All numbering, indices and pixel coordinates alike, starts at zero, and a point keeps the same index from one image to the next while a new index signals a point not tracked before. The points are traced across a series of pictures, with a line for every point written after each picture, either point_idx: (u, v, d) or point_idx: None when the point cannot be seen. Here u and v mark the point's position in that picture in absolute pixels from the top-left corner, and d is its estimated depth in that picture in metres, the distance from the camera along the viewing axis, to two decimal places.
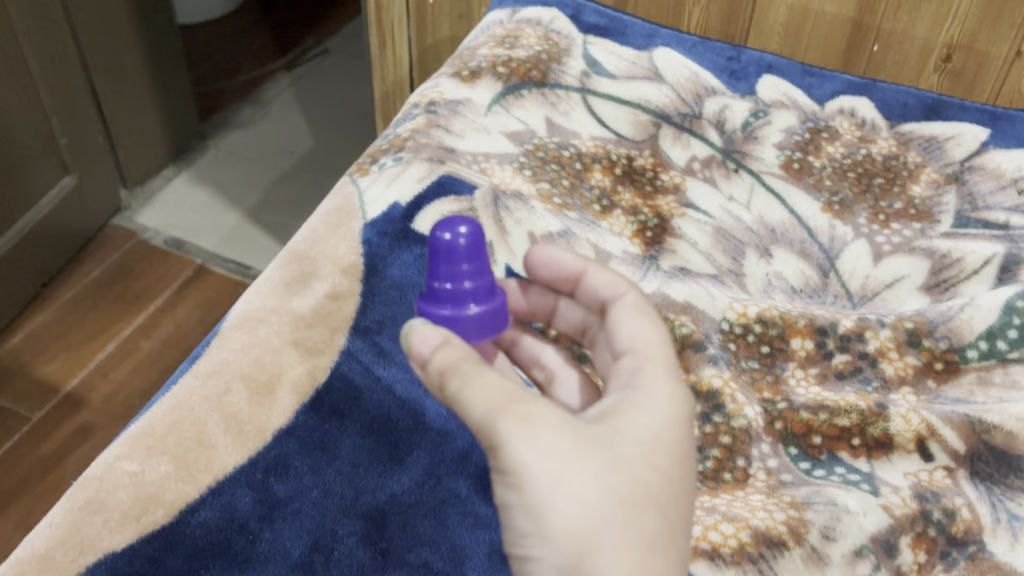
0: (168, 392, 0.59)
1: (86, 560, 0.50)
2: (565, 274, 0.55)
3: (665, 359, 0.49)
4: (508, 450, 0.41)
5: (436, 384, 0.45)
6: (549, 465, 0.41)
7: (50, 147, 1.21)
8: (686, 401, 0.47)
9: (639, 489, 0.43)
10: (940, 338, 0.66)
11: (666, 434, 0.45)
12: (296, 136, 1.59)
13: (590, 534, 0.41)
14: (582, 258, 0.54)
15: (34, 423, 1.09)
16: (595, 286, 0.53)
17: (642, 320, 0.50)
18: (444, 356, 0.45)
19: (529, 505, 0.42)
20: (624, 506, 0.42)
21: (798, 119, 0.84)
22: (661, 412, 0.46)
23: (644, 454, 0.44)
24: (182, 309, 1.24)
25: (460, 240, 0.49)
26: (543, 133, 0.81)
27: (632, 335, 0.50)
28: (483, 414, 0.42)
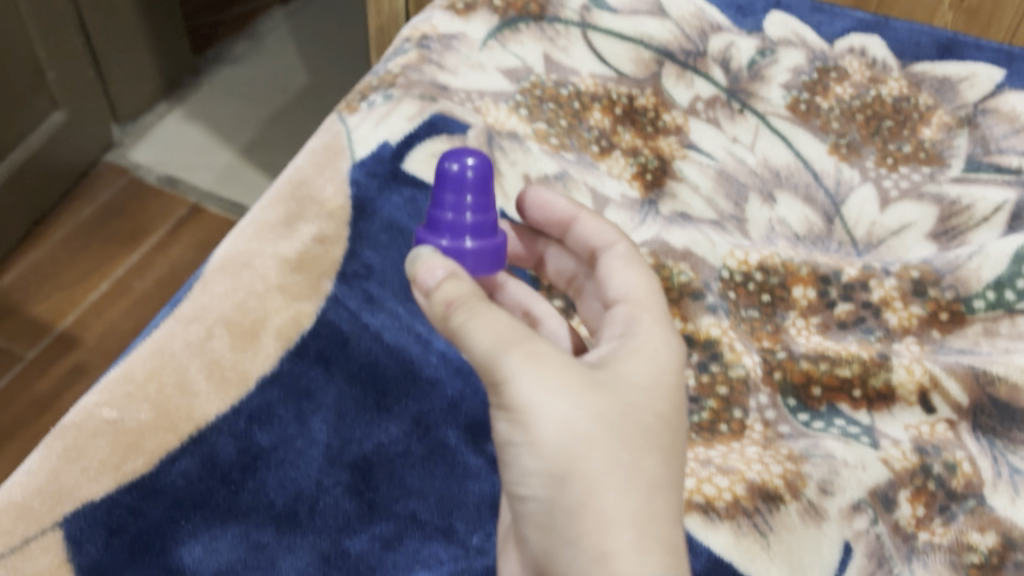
0: (149, 336, 0.57)
1: (65, 509, 0.49)
2: (557, 219, 0.55)
3: (661, 308, 0.47)
4: (512, 386, 0.39)
5: (439, 312, 0.43)
6: (554, 399, 0.39)
7: (39, 83, 1.17)
8: (682, 349, 0.46)
9: (645, 433, 0.41)
10: (947, 288, 0.64)
11: (667, 383, 0.43)
12: (289, 72, 1.55)
13: (598, 474, 0.39)
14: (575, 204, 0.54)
15: (28, 362, 1.07)
16: (587, 232, 0.53)
17: (633, 268, 0.49)
18: (452, 286, 0.43)
19: (532, 443, 0.39)
20: (630, 448, 0.40)
21: (807, 58, 0.79)
22: (660, 360, 0.44)
23: (649, 400, 0.42)
24: (176, 248, 1.22)
25: (468, 171, 0.48)
26: (540, 70, 0.78)
27: (624, 283, 0.49)
28: (487, 349, 0.40)
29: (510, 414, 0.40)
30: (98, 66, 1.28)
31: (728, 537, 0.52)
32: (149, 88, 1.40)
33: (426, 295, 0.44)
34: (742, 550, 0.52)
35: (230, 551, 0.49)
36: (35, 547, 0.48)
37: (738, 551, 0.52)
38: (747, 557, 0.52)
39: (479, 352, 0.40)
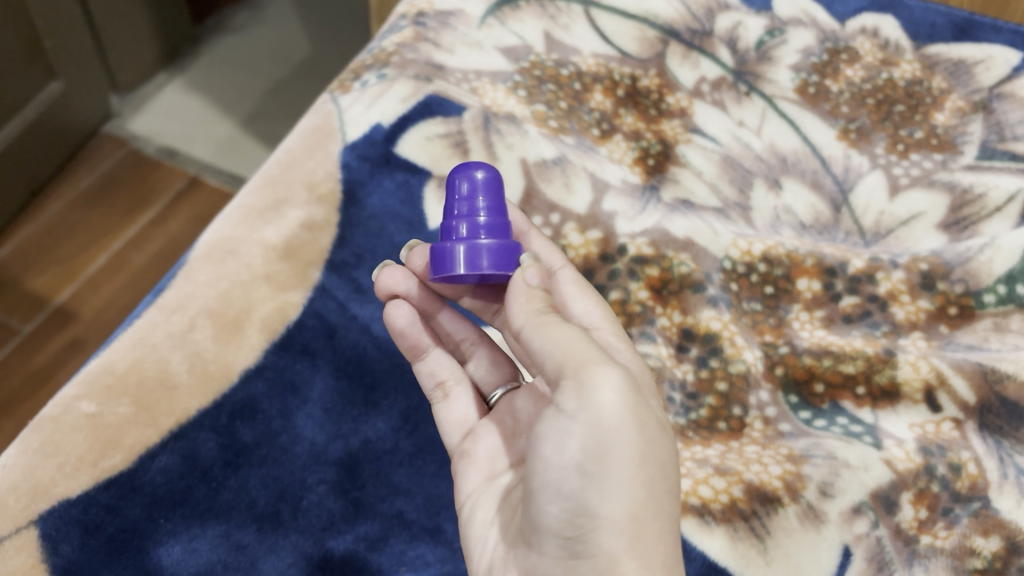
0: (130, 326, 0.57)
1: (39, 507, 0.48)
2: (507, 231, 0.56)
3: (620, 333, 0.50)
4: (606, 410, 0.40)
5: (539, 309, 0.44)
6: (635, 435, 0.40)
7: (34, 51, 1.09)
8: None
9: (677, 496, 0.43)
10: (957, 281, 0.62)
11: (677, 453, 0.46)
12: (291, 40, 1.48)
13: (649, 521, 0.40)
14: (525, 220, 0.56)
15: (25, 337, 1.05)
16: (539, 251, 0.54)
17: (588, 296, 0.50)
18: (544, 298, 0.45)
19: (603, 473, 0.39)
20: (672, 505, 0.41)
21: (816, 39, 0.76)
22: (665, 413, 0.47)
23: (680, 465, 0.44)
24: (175, 222, 1.18)
25: (478, 178, 0.47)
26: (540, 49, 0.75)
27: (585, 312, 0.50)
28: (586, 362, 0.40)
29: (589, 432, 0.39)
30: (95, 33, 1.20)
31: (723, 542, 0.51)
32: (149, 52, 1.33)
33: (520, 287, 0.45)
34: (738, 555, 0.51)
35: (209, 552, 0.49)
36: (10, 547, 0.47)
37: (734, 556, 0.51)
38: (743, 563, 0.51)
39: (579, 357, 0.41)
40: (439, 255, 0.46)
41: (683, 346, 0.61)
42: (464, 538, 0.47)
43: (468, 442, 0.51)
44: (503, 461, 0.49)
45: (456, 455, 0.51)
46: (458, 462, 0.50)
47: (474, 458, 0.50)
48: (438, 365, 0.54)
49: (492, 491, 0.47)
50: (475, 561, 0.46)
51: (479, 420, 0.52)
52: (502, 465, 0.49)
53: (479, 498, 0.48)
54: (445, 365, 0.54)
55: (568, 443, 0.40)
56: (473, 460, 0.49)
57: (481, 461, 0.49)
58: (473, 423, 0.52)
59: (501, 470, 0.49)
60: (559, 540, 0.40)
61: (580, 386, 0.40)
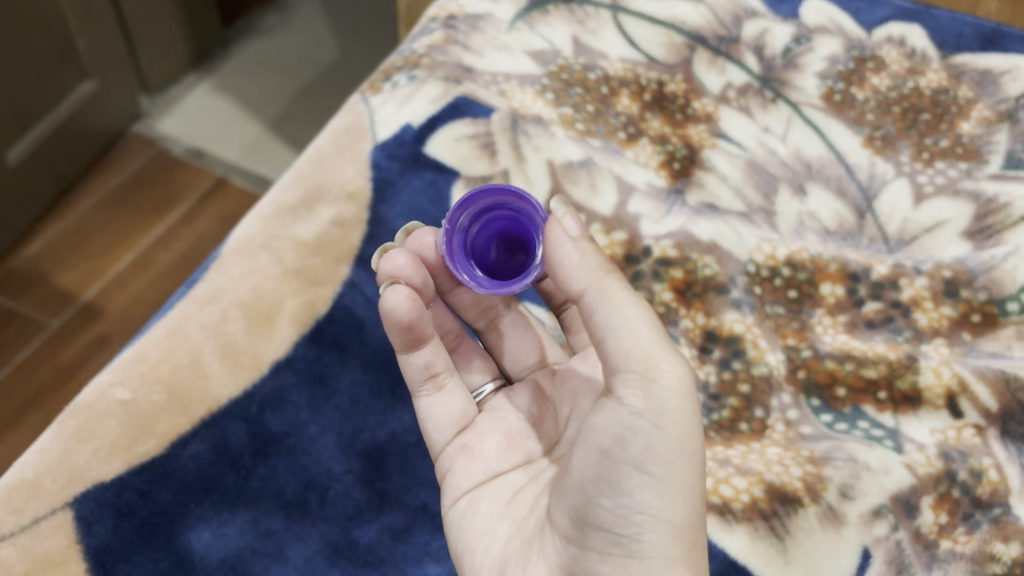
0: (164, 316, 0.58)
1: (75, 489, 0.50)
2: None
3: None
4: (676, 413, 0.40)
5: (596, 267, 0.43)
6: (699, 444, 0.42)
7: (68, 52, 1.11)
8: None
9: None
10: (980, 289, 0.62)
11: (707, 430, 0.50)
12: (320, 43, 1.49)
13: (698, 525, 0.42)
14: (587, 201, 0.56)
15: (54, 331, 1.07)
16: None
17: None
18: (590, 249, 0.44)
19: (668, 481, 0.41)
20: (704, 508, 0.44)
21: (843, 47, 0.77)
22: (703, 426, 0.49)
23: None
24: (202, 221, 1.20)
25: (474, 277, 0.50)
26: (568, 53, 0.76)
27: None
28: (653, 354, 0.41)
29: (657, 435, 0.40)
30: (127, 35, 1.22)
31: (744, 540, 0.52)
32: (180, 55, 1.34)
33: (569, 240, 0.43)
34: (757, 553, 0.52)
35: (238, 537, 0.51)
36: (46, 527, 0.49)
37: (753, 555, 0.52)
38: (762, 562, 0.52)
39: (647, 353, 0.41)
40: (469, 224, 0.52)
41: (706, 347, 0.61)
42: (456, 532, 0.48)
43: (471, 437, 0.52)
44: (508, 460, 0.51)
45: (453, 449, 0.51)
46: (455, 456, 0.51)
47: (477, 454, 0.51)
48: (433, 356, 0.52)
49: (497, 488, 0.49)
50: (481, 554, 0.47)
51: (479, 417, 0.53)
52: (507, 464, 0.51)
53: (485, 493, 0.49)
54: (440, 356, 0.52)
55: (634, 441, 0.40)
56: (477, 456, 0.51)
57: (485, 458, 0.51)
58: (469, 419, 0.53)
59: (506, 469, 0.50)
60: (612, 538, 0.41)
61: (651, 387, 0.40)
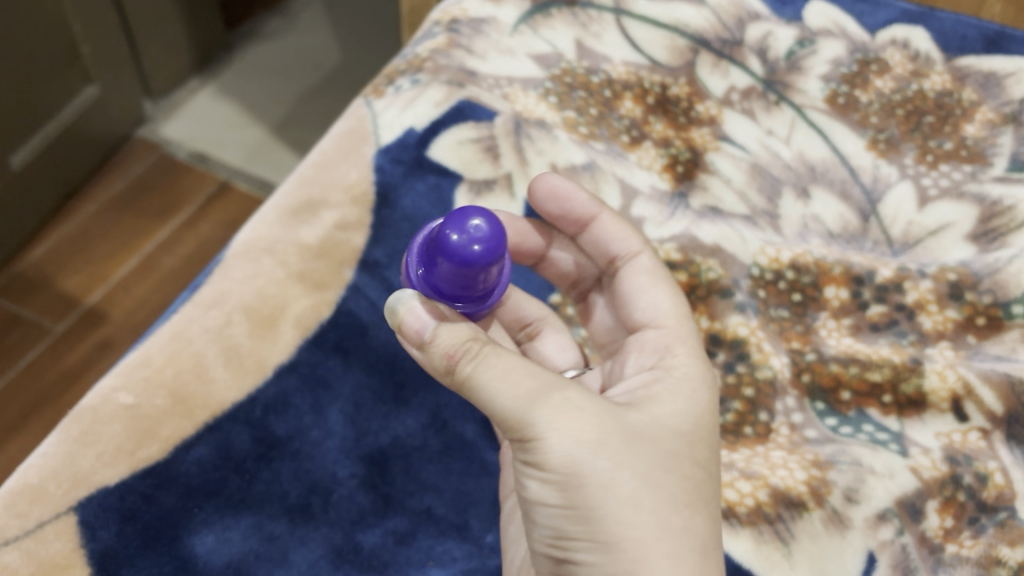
0: (168, 320, 0.58)
1: (79, 494, 0.50)
2: (575, 216, 0.57)
3: (684, 329, 0.52)
4: (551, 444, 0.40)
5: (441, 359, 0.43)
6: (602, 463, 0.41)
7: (72, 55, 1.11)
8: (711, 385, 0.49)
9: (687, 488, 0.43)
10: (985, 292, 0.61)
11: (707, 407, 0.47)
12: (323, 47, 1.49)
13: (647, 540, 0.41)
14: (593, 202, 0.57)
15: (58, 336, 1.07)
16: (608, 236, 0.56)
17: (660, 289, 0.53)
18: (438, 333, 0.43)
19: (578, 507, 0.41)
20: (673, 507, 0.42)
21: (846, 49, 0.76)
22: (695, 404, 0.47)
23: (682, 442, 0.44)
24: (206, 225, 1.20)
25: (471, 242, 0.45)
26: (571, 57, 0.76)
27: (653, 304, 0.53)
28: (511, 405, 0.41)
29: (543, 474, 0.41)
30: (131, 39, 1.22)
31: (749, 544, 0.52)
32: (183, 59, 1.35)
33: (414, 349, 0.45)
34: (762, 558, 0.52)
35: (242, 542, 0.51)
36: (50, 532, 0.49)
37: (758, 559, 0.52)
38: (767, 566, 0.51)
39: (506, 406, 0.41)
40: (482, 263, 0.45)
41: (710, 351, 0.61)
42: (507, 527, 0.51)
43: None
44: None
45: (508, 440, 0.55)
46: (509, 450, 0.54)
47: None
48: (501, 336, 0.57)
49: None
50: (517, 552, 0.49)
51: None
52: None
53: None
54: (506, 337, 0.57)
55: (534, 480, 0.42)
56: None
57: None
58: None
59: None
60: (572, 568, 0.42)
61: (517, 435, 0.41)
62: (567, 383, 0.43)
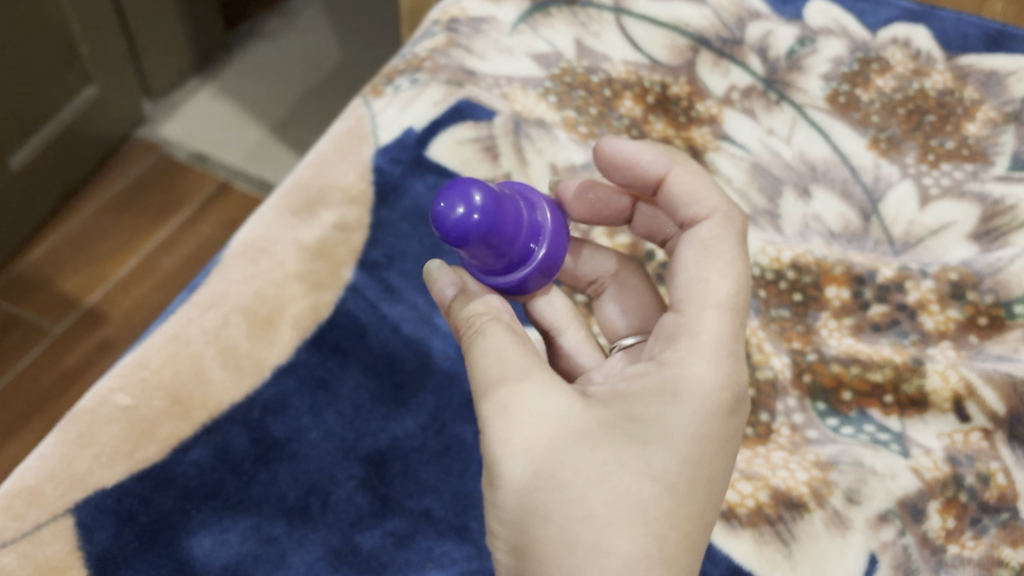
0: (166, 321, 0.58)
1: (76, 495, 0.50)
2: (644, 176, 0.50)
3: (717, 319, 0.43)
4: (486, 435, 0.40)
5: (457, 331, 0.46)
6: (525, 463, 0.38)
7: (71, 56, 1.11)
8: (731, 386, 0.42)
9: (623, 506, 0.38)
10: (987, 291, 0.61)
11: (701, 410, 0.41)
12: (323, 47, 1.48)
13: (550, 550, 0.38)
14: (664, 157, 0.50)
15: (57, 337, 1.07)
16: (679, 192, 0.49)
17: (710, 264, 0.45)
18: (457, 302, 0.45)
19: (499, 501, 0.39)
20: (592, 525, 0.38)
21: (847, 48, 0.76)
22: (696, 404, 0.41)
23: (641, 454, 0.39)
24: (206, 225, 1.20)
25: (473, 215, 0.40)
26: (571, 56, 0.75)
27: (704, 279, 0.44)
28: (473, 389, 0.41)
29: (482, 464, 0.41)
30: (130, 40, 1.22)
31: (750, 545, 0.52)
32: (183, 59, 1.34)
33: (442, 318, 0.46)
34: (763, 559, 0.51)
35: (240, 544, 0.50)
36: (47, 534, 0.49)
37: (759, 560, 0.51)
38: (768, 567, 0.51)
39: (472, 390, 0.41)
40: (482, 229, 0.41)
41: None
42: None
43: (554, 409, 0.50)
44: None
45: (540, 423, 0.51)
46: None
47: None
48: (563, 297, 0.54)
49: None
50: None
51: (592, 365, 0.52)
52: None
53: None
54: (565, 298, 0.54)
55: None
56: None
57: None
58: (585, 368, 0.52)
59: None
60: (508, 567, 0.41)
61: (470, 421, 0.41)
62: (536, 380, 0.40)
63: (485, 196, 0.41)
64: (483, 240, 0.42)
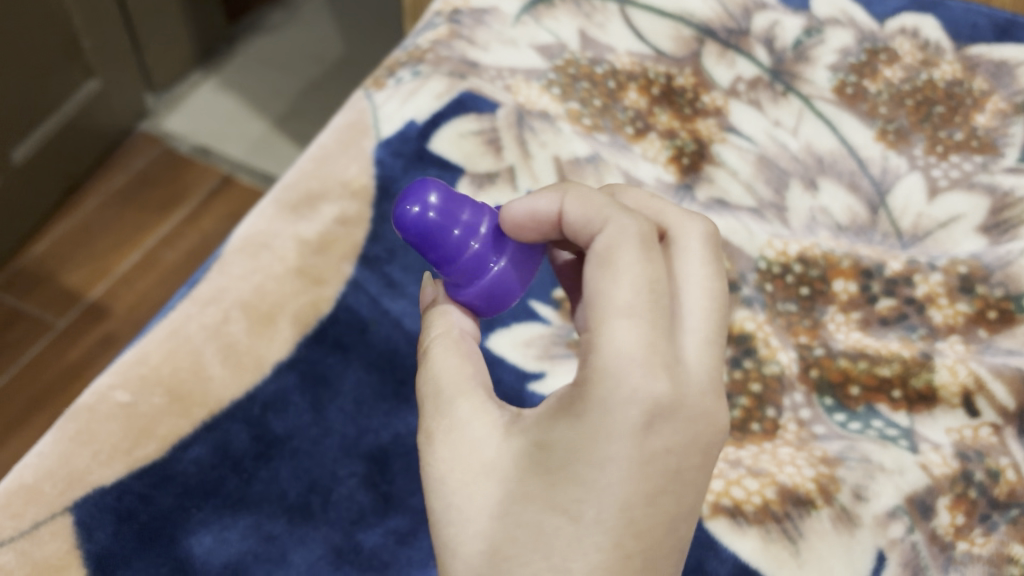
0: (166, 317, 0.58)
1: (75, 494, 0.50)
2: (549, 227, 0.42)
3: (620, 334, 0.35)
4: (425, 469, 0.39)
5: None
6: (440, 496, 0.37)
7: (72, 50, 1.10)
8: (639, 403, 0.34)
9: (522, 539, 0.35)
10: (996, 285, 0.60)
11: (595, 431, 0.34)
12: (325, 40, 1.47)
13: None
14: (555, 197, 0.41)
15: (59, 331, 1.06)
16: (574, 223, 0.40)
17: (612, 272, 0.36)
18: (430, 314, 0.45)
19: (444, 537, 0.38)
20: (495, 560, 0.35)
21: (855, 38, 0.74)
22: (592, 421, 0.34)
23: (543, 483, 0.35)
24: (208, 219, 1.19)
25: (427, 213, 0.41)
26: (574, 47, 0.74)
27: (606, 292, 0.36)
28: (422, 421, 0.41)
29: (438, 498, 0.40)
30: (133, 33, 1.21)
31: (756, 543, 0.51)
32: (186, 52, 1.34)
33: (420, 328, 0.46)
34: (770, 557, 0.51)
35: (239, 542, 0.50)
36: (45, 533, 0.48)
37: (766, 558, 0.51)
38: (775, 565, 0.50)
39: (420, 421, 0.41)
40: (431, 226, 0.41)
41: None
42: None
43: None
44: None
45: None
46: None
47: None
48: None
49: None
50: None
51: None
52: None
53: None
54: None
55: None
56: None
57: None
58: None
59: None
60: None
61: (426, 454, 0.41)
62: (460, 408, 0.39)
63: (443, 195, 0.42)
64: (439, 241, 0.42)
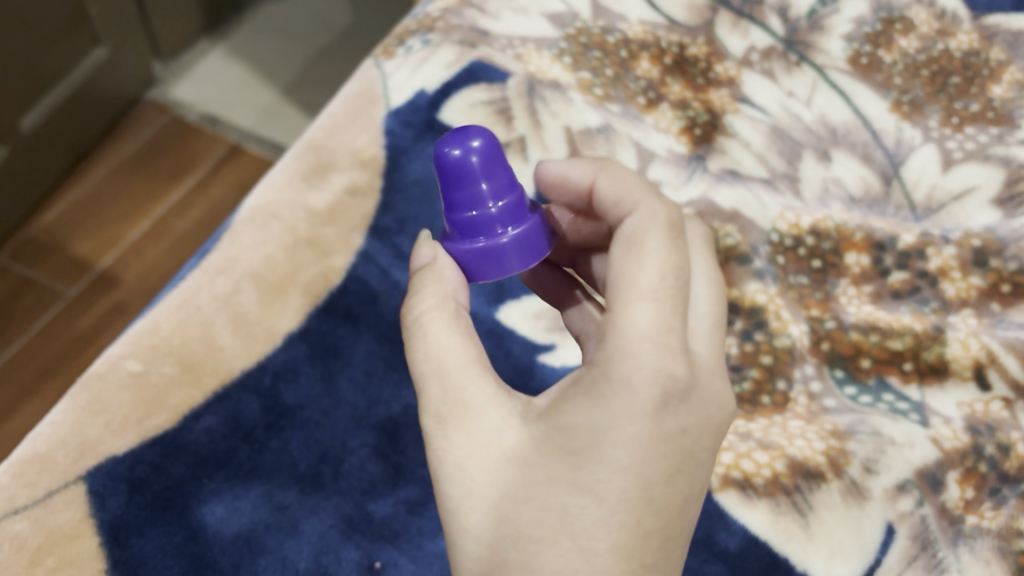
0: (176, 288, 0.58)
1: (88, 462, 0.50)
2: (581, 194, 0.41)
3: (642, 316, 0.33)
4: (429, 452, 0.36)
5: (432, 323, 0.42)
6: (455, 481, 0.35)
7: (79, 18, 1.09)
8: (661, 384, 0.33)
9: (550, 522, 0.34)
10: (1010, 258, 0.60)
11: (617, 413, 0.33)
12: (334, 7, 1.46)
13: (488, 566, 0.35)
14: (593, 166, 0.40)
15: (70, 300, 1.07)
16: (605, 197, 0.39)
17: (633, 253, 0.35)
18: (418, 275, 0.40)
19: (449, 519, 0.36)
20: (518, 542, 0.34)
21: (870, 7, 0.74)
22: (616, 404, 0.33)
23: (567, 466, 0.34)
24: (217, 188, 1.18)
25: (467, 156, 0.40)
26: (586, 15, 0.73)
27: (627, 274, 0.34)
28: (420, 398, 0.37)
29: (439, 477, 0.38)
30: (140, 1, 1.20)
31: (765, 515, 0.51)
32: (194, 20, 1.33)
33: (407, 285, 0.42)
34: (779, 529, 0.51)
35: (252, 512, 0.50)
36: (58, 502, 0.49)
37: (775, 530, 0.51)
38: (784, 538, 0.51)
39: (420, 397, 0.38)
40: (461, 169, 0.40)
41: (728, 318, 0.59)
42: None
43: None
44: None
45: None
46: None
47: None
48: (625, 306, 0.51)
49: None
50: None
51: None
52: None
53: None
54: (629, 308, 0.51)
55: None
56: None
57: None
58: None
59: None
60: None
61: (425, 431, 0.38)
62: (473, 394, 0.36)
63: (489, 148, 0.40)
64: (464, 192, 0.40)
